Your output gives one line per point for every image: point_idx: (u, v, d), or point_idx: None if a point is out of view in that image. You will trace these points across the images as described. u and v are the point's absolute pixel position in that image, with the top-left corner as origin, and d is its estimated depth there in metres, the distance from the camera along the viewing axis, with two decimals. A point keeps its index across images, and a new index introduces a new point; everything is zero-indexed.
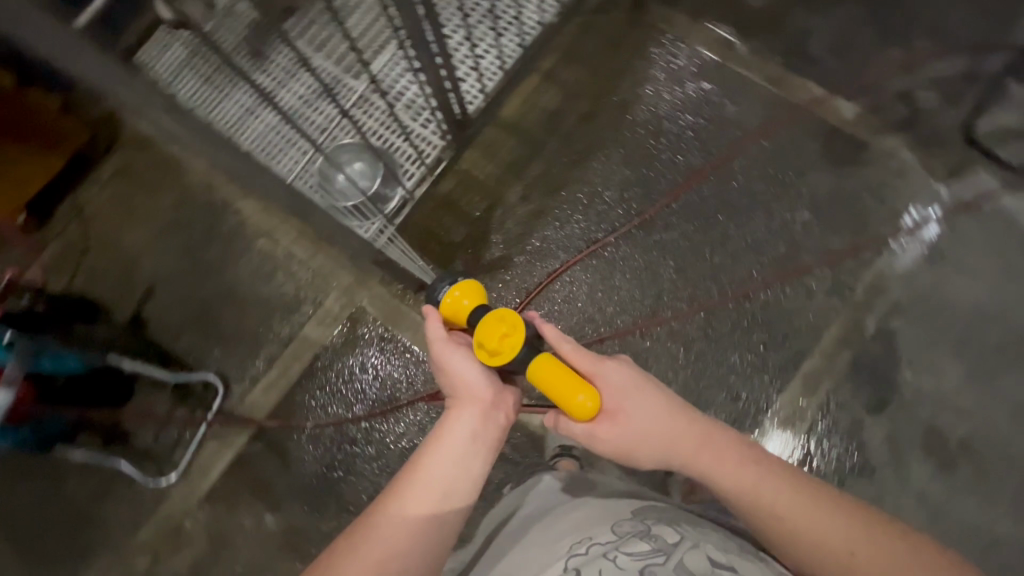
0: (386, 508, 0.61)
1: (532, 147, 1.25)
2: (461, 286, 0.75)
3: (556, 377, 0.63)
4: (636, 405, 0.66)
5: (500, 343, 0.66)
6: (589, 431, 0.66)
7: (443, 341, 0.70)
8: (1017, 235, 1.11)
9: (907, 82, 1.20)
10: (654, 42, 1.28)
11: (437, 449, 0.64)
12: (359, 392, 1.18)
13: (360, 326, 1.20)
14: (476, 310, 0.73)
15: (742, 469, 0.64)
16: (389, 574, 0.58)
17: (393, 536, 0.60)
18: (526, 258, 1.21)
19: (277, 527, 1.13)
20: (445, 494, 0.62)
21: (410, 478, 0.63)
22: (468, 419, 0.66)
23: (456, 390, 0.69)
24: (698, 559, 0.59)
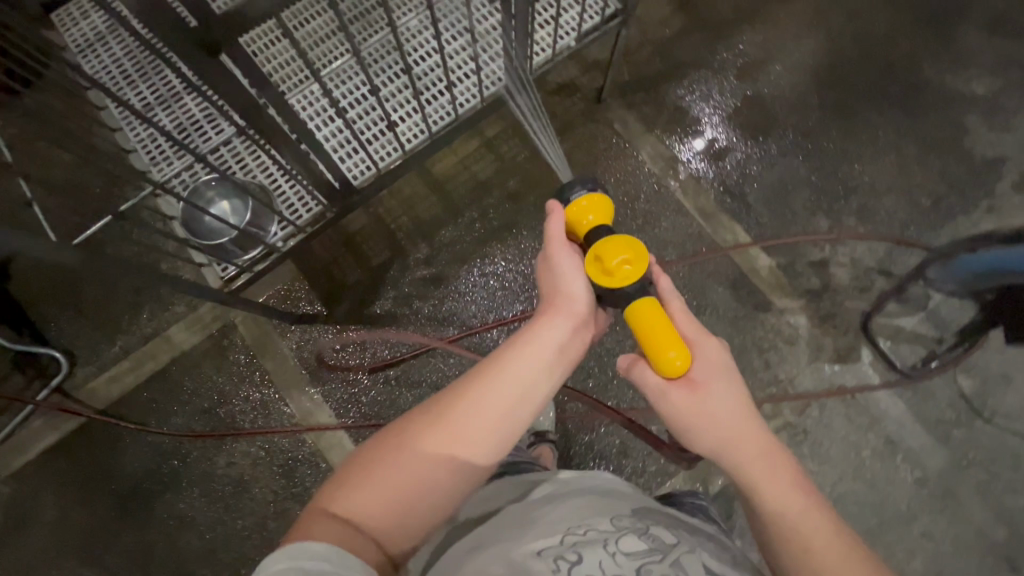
0: (466, 391, 0.54)
1: (453, 211, 1.23)
2: (593, 197, 0.61)
3: (656, 326, 0.55)
4: (723, 388, 0.58)
5: (616, 265, 0.56)
6: (660, 390, 0.59)
7: (561, 245, 0.61)
8: (875, 435, 1.13)
9: (826, 253, 1.22)
10: (602, 140, 1.26)
11: (523, 351, 0.56)
12: (203, 408, 1.15)
13: (228, 342, 1.17)
14: (598, 233, 0.60)
15: (793, 494, 0.55)
16: (452, 466, 0.52)
17: (460, 424, 0.53)
18: (407, 322, 1.19)
19: (81, 522, 1.11)
20: (525, 392, 0.55)
21: (491, 375, 0.55)
22: (560, 328, 0.58)
23: (553, 296, 0.60)
24: (696, 566, 0.54)
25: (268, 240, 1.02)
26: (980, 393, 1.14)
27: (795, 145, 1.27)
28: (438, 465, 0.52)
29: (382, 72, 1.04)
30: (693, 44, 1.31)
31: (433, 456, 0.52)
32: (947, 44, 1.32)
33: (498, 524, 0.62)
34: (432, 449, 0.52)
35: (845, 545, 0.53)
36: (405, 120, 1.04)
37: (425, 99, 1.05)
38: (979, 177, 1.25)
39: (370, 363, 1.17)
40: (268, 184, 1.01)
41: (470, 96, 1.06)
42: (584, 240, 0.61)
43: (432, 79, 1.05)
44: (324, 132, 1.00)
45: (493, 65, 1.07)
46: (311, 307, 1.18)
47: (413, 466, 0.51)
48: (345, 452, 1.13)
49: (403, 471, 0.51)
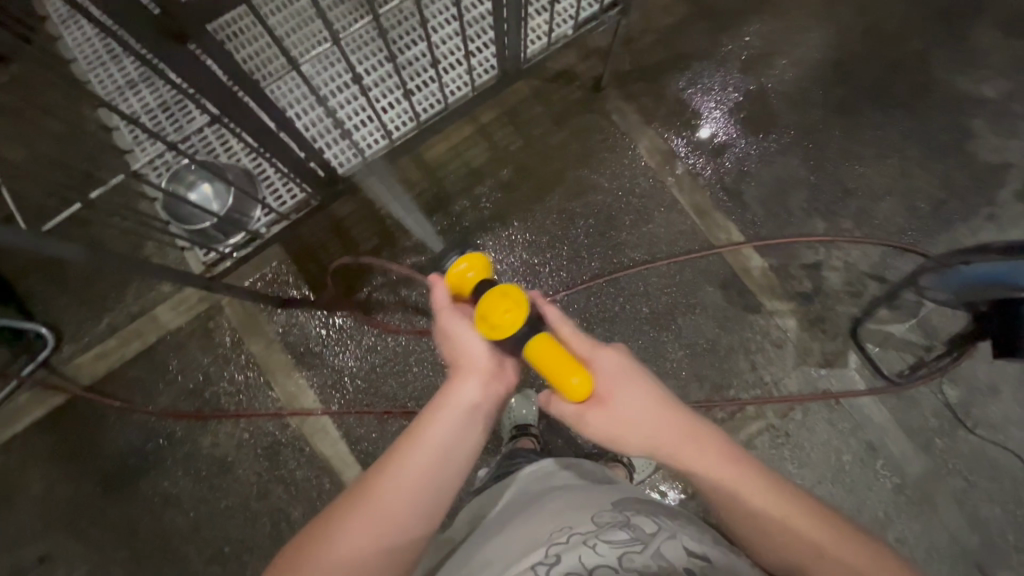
0: (384, 465, 0.52)
1: (444, 200, 1.21)
2: (468, 257, 0.67)
3: (551, 356, 0.55)
4: (633, 393, 0.57)
5: (498, 318, 0.57)
6: (577, 414, 0.58)
7: (447, 309, 0.63)
8: (856, 441, 1.13)
9: (820, 256, 1.20)
10: (599, 130, 1.24)
11: (438, 417, 0.54)
12: (189, 390, 1.15)
13: (214, 324, 1.17)
14: (479, 285, 0.65)
15: (730, 471, 0.55)
16: (384, 542, 0.49)
17: (381, 501, 0.50)
18: (394, 310, 1.18)
19: (67, 498, 1.12)
20: (446, 452, 0.53)
21: (406, 447, 0.53)
22: (470, 388, 0.56)
23: (460, 360, 0.59)
24: (681, 551, 0.51)
25: (252, 226, 1.03)
26: (964, 402, 1.14)
27: (795, 143, 1.24)
28: (368, 547, 0.49)
29: (368, 58, 1.02)
30: (696, 33, 1.27)
31: (360, 539, 0.49)
32: (958, 42, 1.28)
33: (484, 545, 0.60)
34: (358, 538, 0.49)
35: (791, 501, 0.54)
36: (392, 108, 1.03)
37: (412, 87, 1.04)
38: (981, 183, 1.22)
39: (355, 350, 1.17)
40: (252, 168, 1.02)
41: (460, 84, 1.05)
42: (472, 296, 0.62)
43: (420, 67, 1.04)
44: (305, 119, 1.00)
45: (484, 52, 1.05)
46: (298, 292, 1.18)
47: (338, 555, 0.48)
48: (328, 438, 1.14)
49: (331, 563, 0.48)
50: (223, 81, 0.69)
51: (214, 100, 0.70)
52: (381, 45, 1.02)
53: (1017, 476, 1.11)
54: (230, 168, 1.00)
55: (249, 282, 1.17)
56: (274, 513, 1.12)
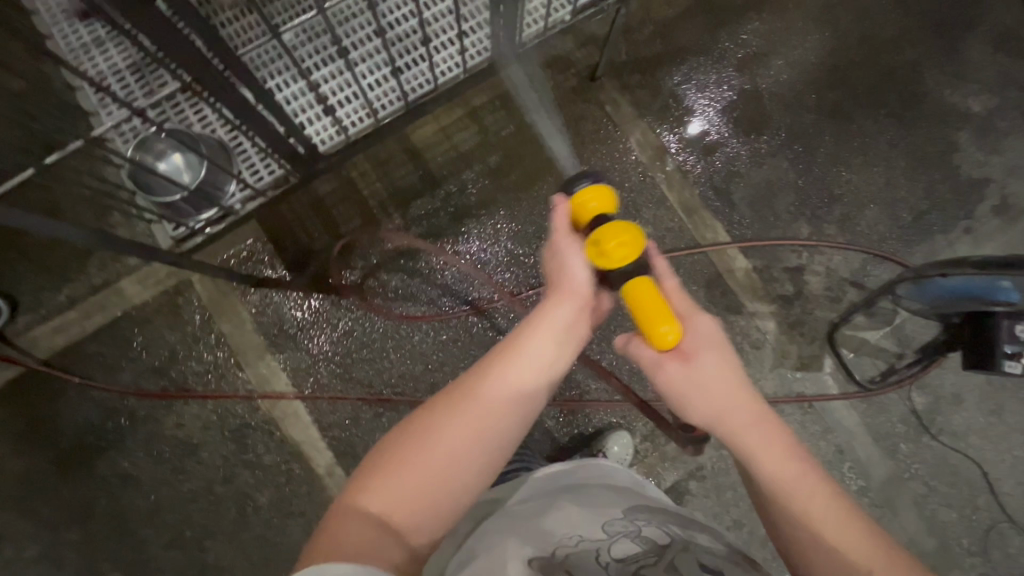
0: (484, 376, 0.57)
1: (430, 183, 1.18)
2: (595, 188, 0.60)
3: (649, 301, 0.55)
4: (714, 357, 0.59)
5: (612, 248, 0.56)
6: (656, 362, 0.60)
7: (564, 232, 0.62)
8: (826, 443, 1.15)
9: (803, 260, 1.21)
10: (592, 120, 1.22)
11: (534, 338, 0.59)
12: (154, 368, 1.11)
13: (183, 301, 1.12)
14: (601, 218, 0.60)
15: (786, 458, 0.57)
16: (477, 448, 0.54)
17: (480, 409, 0.55)
18: (374, 295, 1.15)
19: (19, 475, 1.07)
20: (537, 373, 0.58)
21: (506, 363, 0.58)
22: (563, 313, 0.60)
23: (557, 282, 0.62)
24: (690, 563, 0.57)
25: (225, 202, 0.99)
26: (931, 411, 1.17)
27: (786, 146, 1.24)
28: (468, 449, 0.54)
29: (355, 31, 0.97)
30: (695, 27, 1.25)
31: (458, 439, 0.54)
32: (950, 55, 1.29)
33: (500, 527, 0.65)
34: (456, 436, 0.54)
35: (832, 507, 0.56)
36: (379, 85, 0.99)
37: (401, 64, 0.99)
38: (962, 197, 1.24)
39: (332, 334, 1.14)
40: (228, 140, 0.98)
41: (451, 65, 1.01)
42: (590, 225, 0.60)
43: (410, 44, 0.99)
44: (285, 93, 0.95)
45: (478, 33, 1.01)
46: (273, 271, 1.13)
47: (439, 451, 0.53)
48: (300, 423, 1.11)
49: (428, 458, 0.53)
50: (196, 44, 0.64)
51: (187, 66, 0.65)
52: (368, 17, 0.97)
53: (974, 484, 1.15)
54: (204, 138, 0.95)
55: (221, 259, 1.11)
56: (240, 497, 1.09)
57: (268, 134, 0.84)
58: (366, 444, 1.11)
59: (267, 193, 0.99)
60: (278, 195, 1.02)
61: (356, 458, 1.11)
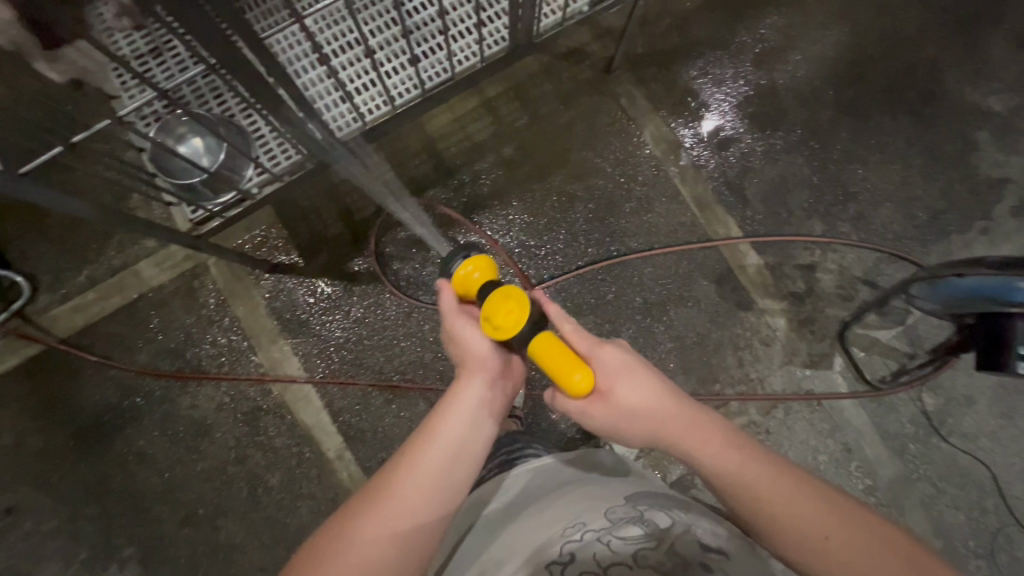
0: (404, 463, 0.58)
1: (443, 173, 1.19)
2: (472, 259, 0.65)
3: (554, 355, 0.57)
4: (632, 384, 0.62)
5: (500, 317, 0.58)
6: (582, 408, 0.63)
7: (455, 312, 0.67)
8: (833, 441, 1.15)
9: (816, 258, 1.20)
10: (606, 113, 1.22)
11: (452, 418, 0.61)
12: (169, 349, 1.13)
13: (199, 285, 1.14)
14: (484, 286, 0.64)
15: (732, 453, 0.60)
16: (408, 524, 0.56)
17: (403, 493, 0.57)
18: (385, 283, 1.16)
19: (37, 450, 1.10)
20: (460, 449, 0.60)
21: (425, 446, 0.59)
22: (476, 388, 0.63)
23: (466, 358, 0.66)
24: (692, 544, 0.59)
25: (242, 184, 1.00)
26: (941, 411, 1.16)
27: (802, 142, 1.23)
28: (397, 527, 0.55)
29: (374, 19, 0.98)
30: (712, 21, 1.25)
31: (383, 525, 0.55)
32: (971, 53, 1.27)
33: (505, 531, 0.66)
34: (390, 521, 0.55)
35: (789, 483, 0.58)
36: (396, 73, 1.00)
37: (420, 51, 1.00)
38: (980, 197, 1.23)
39: (343, 320, 1.15)
40: (246, 125, 0.99)
41: (468, 54, 1.01)
42: (477, 297, 0.65)
43: (429, 32, 1.00)
44: (307, 78, 0.97)
45: (496, 22, 1.02)
46: (287, 257, 1.15)
47: (366, 536, 0.54)
48: (311, 407, 1.13)
49: (358, 547, 0.54)
50: (220, 25, 0.65)
51: (211, 48, 0.66)
52: (389, 6, 0.98)
53: (984, 486, 1.14)
54: (221, 123, 0.96)
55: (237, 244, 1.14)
56: (251, 478, 1.11)
57: (286, 119, 0.85)
58: (375, 429, 1.12)
59: (284, 177, 0.99)
60: (296, 180, 1.01)
61: (365, 443, 1.12)
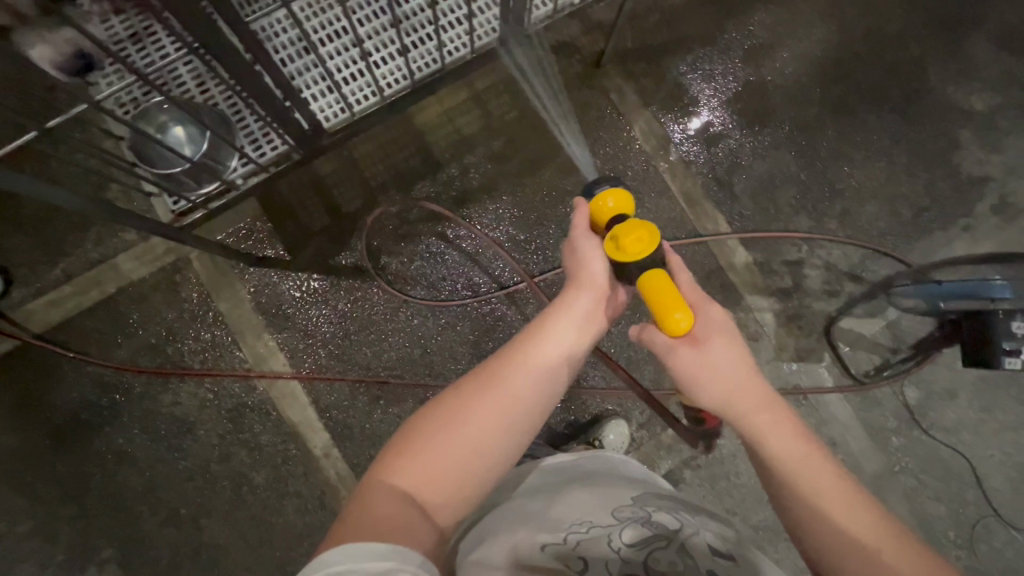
0: (514, 362, 0.62)
1: (432, 167, 1.18)
2: (612, 191, 0.66)
3: (664, 290, 0.58)
4: (726, 345, 0.62)
5: (630, 242, 0.60)
6: (668, 346, 0.62)
7: (585, 232, 0.69)
8: (820, 435, 1.16)
9: (803, 254, 1.21)
10: (597, 108, 1.21)
11: (555, 325, 0.66)
12: (150, 345, 1.10)
13: (181, 279, 1.12)
14: (617, 217, 0.65)
15: (797, 443, 0.59)
16: (509, 424, 0.59)
17: (509, 390, 0.60)
18: (372, 278, 1.15)
19: (12, 450, 1.07)
20: (560, 359, 0.65)
21: (531, 346, 0.64)
22: (584, 302, 0.67)
23: (577, 275, 0.69)
24: (700, 547, 0.59)
25: (226, 175, 0.98)
26: (923, 405, 1.18)
27: (789, 139, 1.24)
28: (502, 420, 0.59)
29: (361, 7, 0.95)
30: (702, 17, 1.25)
31: (491, 416, 0.58)
32: (955, 52, 1.29)
33: (507, 518, 0.66)
34: (492, 414, 0.58)
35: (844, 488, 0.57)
36: (384, 63, 0.98)
37: (409, 41, 0.98)
38: (962, 195, 1.25)
39: (331, 315, 1.14)
40: (230, 114, 0.97)
41: (458, 45, 1.00)
42: (607, 226, 0.66)
43: (419, 21, 0.98)
44: (294, 67, 0.94)
45: (486, 13, 1.01)
46: (272, 250, 1.13)
47: (475, 422, 0.58)
48: (296, 404, 1.11)
49: (464, 434, 0.57)
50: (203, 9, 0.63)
51: (194, 33, 0.64)
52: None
53: (964, 478, 1.17)
54: (203, 109, 0.93)
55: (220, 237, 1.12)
56: (236, 476, 1.09)
57: (272, 108, 0.83)
58: (362, 426, 1.11)
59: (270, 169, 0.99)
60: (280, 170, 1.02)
61: (353, 440, 1.10)
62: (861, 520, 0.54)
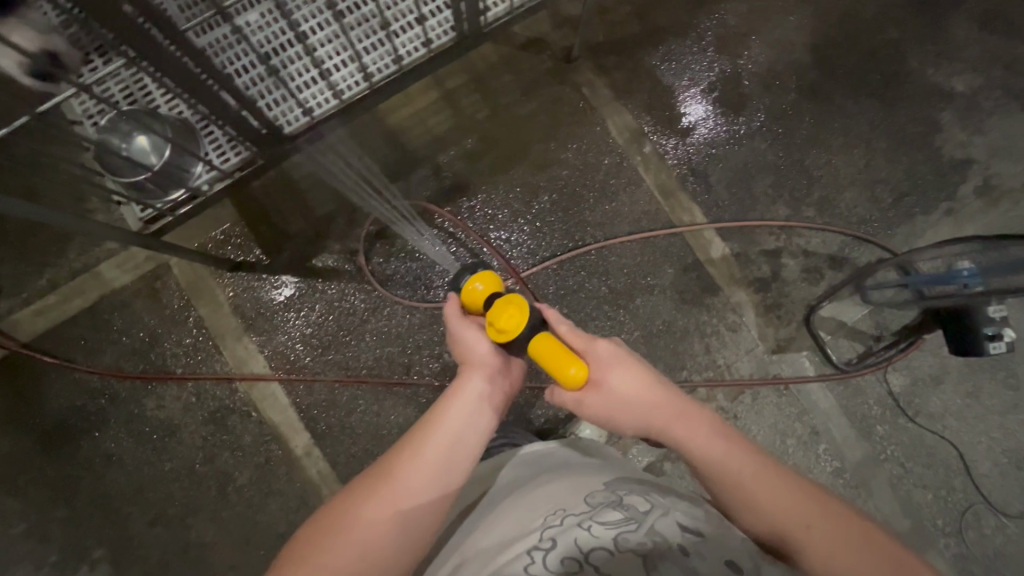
0: (402, 457, 0.59)
1: (404, 167, 1.19)
2: (478, 274, 0.68)
3: (551, 352, 0.60)
4: (624, 372, 0.65)
5: (503, 320, 0.62)
6: (578, 398, 0.67)
7: (460, 317, 0.70)
8: (802, 425, 1.15)
9: (780, 243, 1.20)
10: (568, 103, 1.22)
11: (449, 410, 0.63)
12: (134, 350, 1.13)
13: (162, 284, 1.14)
14: (490, 298, 0.67)
15: (719, 443, 0.62)
16: (402, 517, 0.57)
17: (401, 486, 0.58)
18: (349, 279, 1.16)
19: (3, 454, 1.10)
20: (456, 443, 0.61)
21: (423, 436, 0.61)
22: (476, 383, 0.65)
23: (467, 357, 0.68)
24: (670, 527, 0.57)
25: (192, 181, 1.00)
26: (907, 393, 1.17)
27: (764, 128, 1.23)
28: (394, 516, 0.57)
29: (311, 16, 0.96)
30: (672, 8, 1.25)
31: (378, 517, 0.56)
32: (934, 34, 1.27)
33: (483, 527, 0.65)
34: (371, 525, 0.56)
35: (765, 466, 0.61)
36: (342, 68, 0.99)
37: (363, 46, 0.99)
38: (944, 179, 1.23)
39: (309, 315, 1.15)
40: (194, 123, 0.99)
41: (416, 45, 1.01)
42: (484, 306, 0.68)
43: (370, 26, 0.99)
44: (245, 78, 0.95)
45: (441, 14, 1.01)
46: (251, 255, 1.16)
47: (366, 524, 0.56)
48: (277, 404, 1.13)
49: (351, 539, 0.55)
50: None
51: None
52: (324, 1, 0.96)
53: (951, 466, 1.15)
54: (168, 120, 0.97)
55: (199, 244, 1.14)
56: (220, 476, 1.11)
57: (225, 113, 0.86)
58: (341, 425, 1.12)
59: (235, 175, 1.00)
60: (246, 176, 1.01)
61: (333, 439, 1.12)
62: (787, 492, 0.58)
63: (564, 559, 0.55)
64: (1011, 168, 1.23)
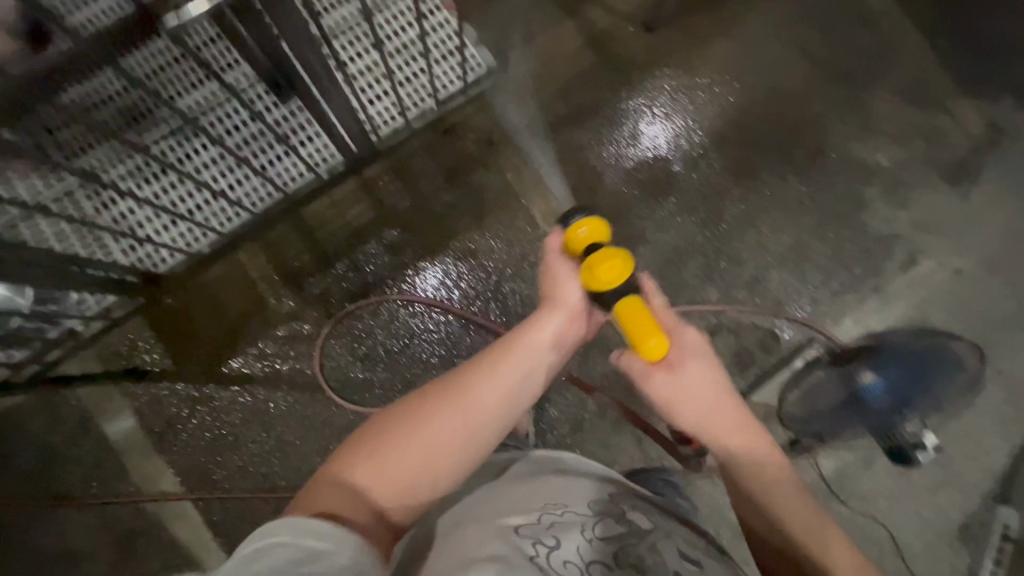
0: (475, 377, 0.62)
1: (322, 262, 1.14)
2: (588, 220, 0.66)
3: (637, 318, 0.60)
4: (701, 368, 0.66)
5: (603, 270, 0.61)
6: (646, 371, 0.66)
7: (559, 255, 0.70)
8: None
9: (710, 327, 1.19)
10: (492, 189, 1.18)
11: (525, 340, 0.66)
12: (33, 471, 1.06)
13: (63, 401, 1.08)
14: (593, 245, 0.65)
15: (765, 457, 0.65)
16: (470, 436, 0.60)
17: (473, 402, 0.61)
18: (264, 384, 1.10)
19: None
20: (527, 372, 0.65)
21: (498, 361, 0.64)
22: (554, 322, 0.68)
23: (553, 295, 0.69)
24: (670, 549, 0.63)
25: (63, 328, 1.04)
26: (839, 477, 1.16)
27: (691, 209, 1.21)
28: (462, 428, 0.60)
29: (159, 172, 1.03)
30: (597, 87, 1.22)
31: (449, 426, 0.59)
32: (857, 107, 1.27)
33: (479, 502, 0.65)
34: (445, 429, 0.59)
35: (802, 497, 0.64)
36: (209, 205, 1.07)
37: (230, 184, 1.07)
38: (870, 255, 1.22)
39: (223, 426, 1.09)
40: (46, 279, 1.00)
41: (298, 170, 1.09)
42: (582, 252, 0.66)
43: (230, 170, 1.06)
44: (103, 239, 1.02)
45: (315, 141, 1.09)
46: (158, 365, 1.09)
47: (441, 429, 0.59)
48: (188, 523, 1.06)
49: (421, 442, 0.58)
50: None
51: None
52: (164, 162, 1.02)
53: (884, 548, 1.14)
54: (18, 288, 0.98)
55: (103, 357, 1.09)
56: None
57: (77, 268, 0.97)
58: None
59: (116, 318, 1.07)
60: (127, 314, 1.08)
61: None
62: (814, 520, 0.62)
63: (567, 561, 0.56)
64: (938, 243, 1.22)
